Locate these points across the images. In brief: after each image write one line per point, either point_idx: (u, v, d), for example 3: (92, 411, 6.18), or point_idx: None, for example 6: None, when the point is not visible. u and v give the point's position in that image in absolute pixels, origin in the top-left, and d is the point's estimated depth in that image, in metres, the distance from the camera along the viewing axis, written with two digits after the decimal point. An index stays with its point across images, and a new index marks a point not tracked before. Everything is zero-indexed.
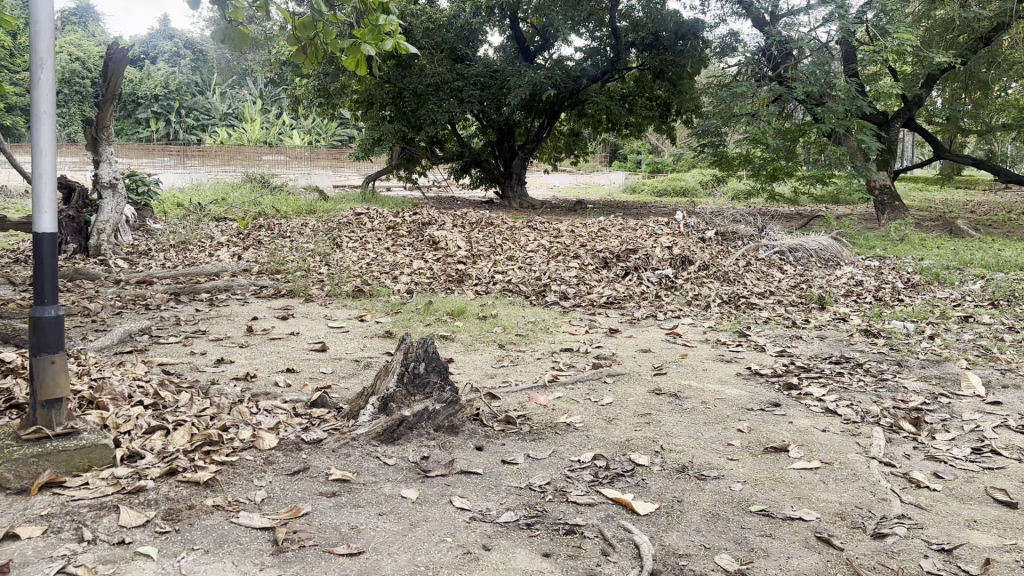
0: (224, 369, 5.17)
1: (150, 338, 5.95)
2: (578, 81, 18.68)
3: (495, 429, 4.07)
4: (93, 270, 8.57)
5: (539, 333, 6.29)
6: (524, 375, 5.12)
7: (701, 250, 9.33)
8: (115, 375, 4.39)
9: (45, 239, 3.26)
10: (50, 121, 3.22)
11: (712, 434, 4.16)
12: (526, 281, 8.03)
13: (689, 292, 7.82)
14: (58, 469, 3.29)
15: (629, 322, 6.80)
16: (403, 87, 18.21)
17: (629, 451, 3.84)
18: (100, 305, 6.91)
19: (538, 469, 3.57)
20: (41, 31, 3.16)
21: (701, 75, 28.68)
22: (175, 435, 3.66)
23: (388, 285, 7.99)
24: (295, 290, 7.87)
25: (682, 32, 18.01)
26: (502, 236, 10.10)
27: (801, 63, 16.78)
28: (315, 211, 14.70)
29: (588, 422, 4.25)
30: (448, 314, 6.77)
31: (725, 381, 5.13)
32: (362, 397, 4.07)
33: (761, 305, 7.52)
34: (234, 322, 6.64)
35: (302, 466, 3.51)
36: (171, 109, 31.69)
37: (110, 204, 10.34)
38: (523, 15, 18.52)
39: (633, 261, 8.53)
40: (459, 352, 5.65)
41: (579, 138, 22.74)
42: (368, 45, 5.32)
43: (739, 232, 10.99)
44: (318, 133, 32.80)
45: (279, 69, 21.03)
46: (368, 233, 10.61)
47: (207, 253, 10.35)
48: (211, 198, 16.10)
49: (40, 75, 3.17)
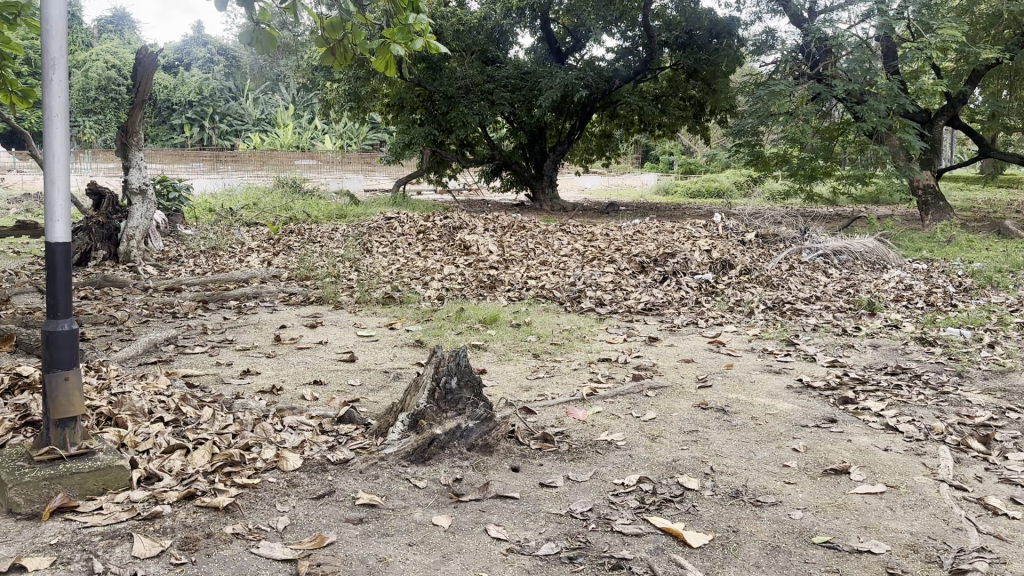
0: (249, 381, 4.99)
1: (175, 348, 5.80)
2: (611, 81, 18.40)
3: (532, 447, 3.82)
4: (122, 277, 8.49)
5: (575, 341, 6.03)
6: (561, 387, 4.86)
7: (742, 254, 9.00)
8: (136, 389, 4.23)
9: (58, 249, 3.08)
10: (64, 124, 3.05)
11: (765, 454, 3.89)
12: (560, 287, 7.78)
13: (730, 298, 7.51)
14: (71, 493, 3.10)
15: (669, 330, 6.51)
16: (433, 90, 18.10)
17: (677, 473, 3.57)
18: (127, 314, 6.79)
19: (580, 493, 3.32)
20: (53, 30, 2.98)
21: (736, 76, 28.23)
22: (195, 454, 3.47)
23: (418, 291, 7.79)
24: (325, 296, 7.71)
25: (717, 30, 17.64)
26: (535, 240, 9.87)
27: (840, 61, 16.34)
28: (346, 215, 14.60)
29: (631, 439, 3.99)
30: (481, 322, 6.54)
31: (774, 395, 4.84)
32: (392, 413, 3.85)
33: (808, 311, 7.19)
34: (262, 330, 6.48)
35: (328, 488, 3.29)
36: (204, 115, 31.94)
37: (139, 210, 10.26)
38: (554, 16, 18.27)
39: (671, 265, 8.24)
40: (492, 363, 5.42)
41: (611, 139, 22.44)
42: (399, 46, 5.13)
43: (780, 234, 10.63)
44: (349, 137, 32.86)
45: (310, 75, 21.02)
46: (398, 238, 10.44)
47: (237, 259, 10.26)
48: (242, 203, 16.07)
49: (52, 77, 2.99)
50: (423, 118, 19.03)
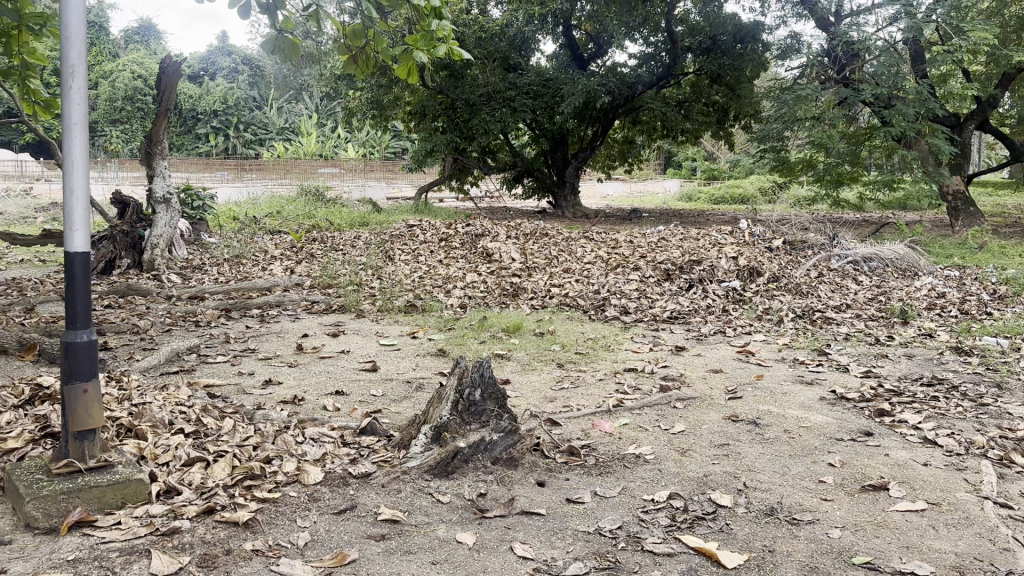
0: (271, 391, 4.93)
1: (197, 358, 5.76)
2: (634, 87, 18.29)
3: (558, 461, 3.72)
4: (146, 286, 8.50)
5: (600, 350, 5.92)
6: (587, 399, 4.75)
7: (769, 261, 8.84)
8: (157, 400, 4.18)
9: (77, 259, 3.03)
10: (84, 132, 3.02)
11: (800, 470, 3.77)
12: (584, 295, 7.67)
13: (758, 306, 7.37)
14: (89, 507, 3.05)
15: (696, 339, 6.38)
16: (455, 97, 18.09)
17: (708, 490, 3.48)
18: (150, 322, 6.79)
19: (608, 510, 3.22)
20: (73, 37, 2.94)
21: (761, 81, 28.00)
22: (215, 467, 3.41)
23: (441, 299, 7.72)
24: (347, 305, 7.66)
25: (741, 35, 17.46)
26: (558, 248, 9.77)
27: (867, 65, 16.10)
28: (368, 223, 14.60)
29: (660, 453, 3.89)
30: (504, 331, 6.45)
31: (807, 407, 4.71)
32: (414, 425, 3.77)
33: (839, 320, 7.03)
34: (284, 339, 6.43)
35: (350, 503, 3.22)
36: (229, 124, 32.22)
37: (163, 218, 10.31)
38: (576, 22, 18.20)
39: (697, 273, 8.11)
40: (515, 373, 5.32)
41: (633, 145, 22.32)
42: (421, 52, 5.08)
43: (807, 240, 10.44)
44: (372, 146, 32.99)
45: (332, 84, 21.10)
46: (420, 245, 10.40)
47: (260, 267, 10.25)
48: (265, 211, 16.14)
49: (71, 84, 2.96)
50: (445, 126, 19.01)
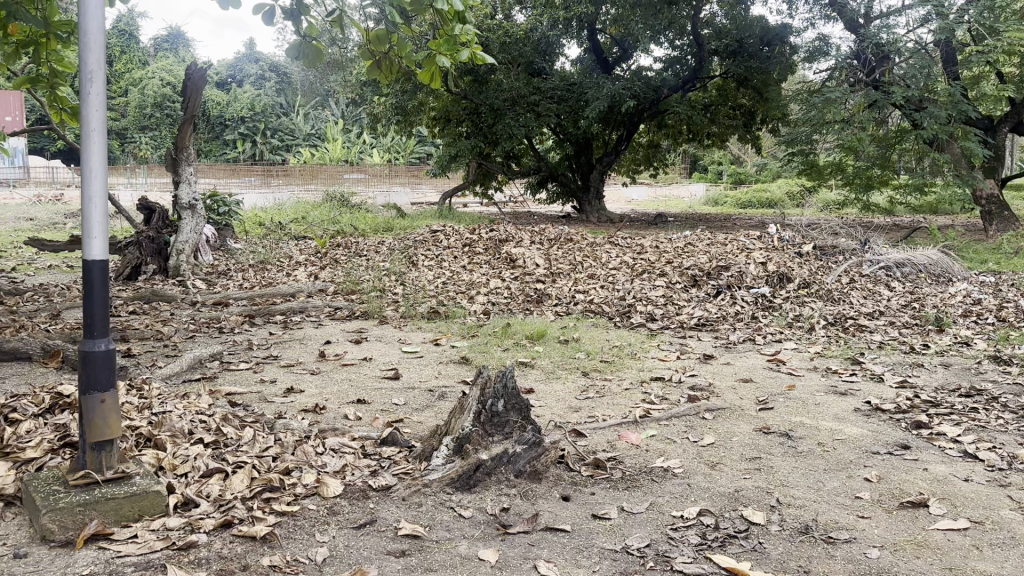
0: (293, 399, 4.88)
1: (220, 365, 5.73)
2: (659, 90, 18.15)
3: (583, 474, 3.61)
4: (171, 292, 8.52)
5: (626, 359, 5.81)
6: (612, 408, 4.64)
7: (798, 267, 8.67)
8: (177, 408, 4.14)
9: (95, 266, 2.98)
10: (102, 138, 2.97)
11: (835, 485, 3.65)
12: (609, 301, 7.55)
13: (788, 313, 7.21)
14: (106, 519, 3.00)
15: (724, 347, 6.24)
16: (480, 102, 18.07)
17: (740, 506, 3.37)
18: (174, 329, 6.78)
19: (636, 527, 3.12)
20: (91, 42, 2.90)
21: (788, 84, 27.67)
22: (234, 478, 3.35)
23: (464, 305, 7.64)
24: (370, 311, 7.62)
25: (768, 37, 17.22)
26: (583, 253, 9.65)
27: (897, 67, 15.83)
28: (393, 228, 14.59)
29: (689, 467, 3.77)
30: (527, 338, 6.35)
31: (841, 419, 4.56)
32: (436, 436, 3.69)
33: (872, 328, 6.86)
34: (307, 346, 6.39)
35: (370, 517, 3.14)
36: (256, 130, 32.50)
37: (189, 224, 10.37)
38: (601, 26, 18.09)
39: (725, 279, 7.96)
40: (540, 381, 5.22)
41: (658, 149, 22.16)
42: (444, 57, 5.02)
43: (838, 246, 10.24)
44: (397, 151, 33.10)
45: (357, 91, 21.16)
46: (444, 251, 10.35)
47: (285, 272, 10.24)
48: (291, 217, 16.20)
49: (89, 90, 2.92)
50: (469, 131, 18.99)
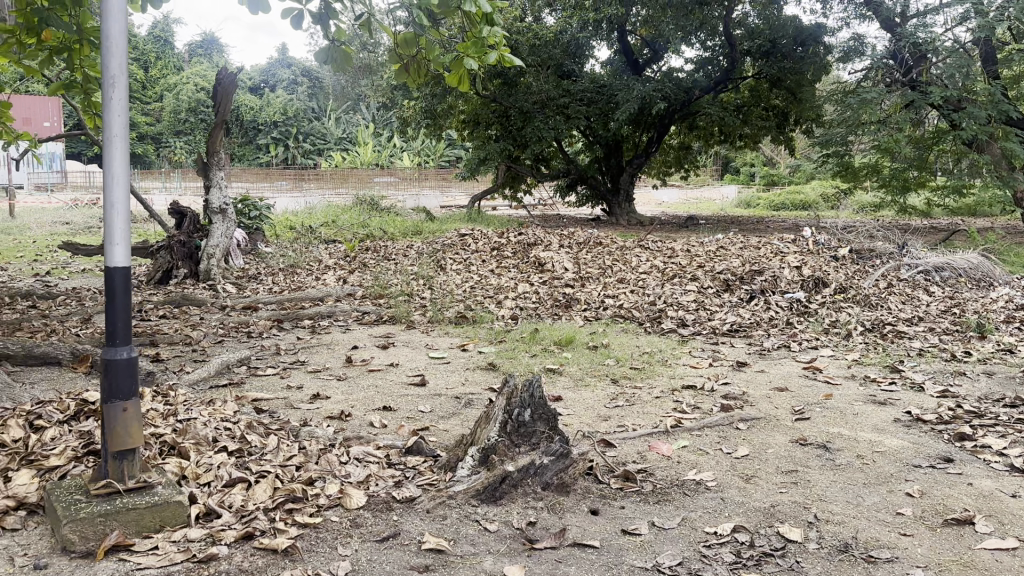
0: (319, 406, 4.84)
1: (247, 370, 5.71)
2: (691, 92, 17.95)
3: (613, 487, 3.51)
4: (201, 296, 8.55)
5: (657, 366, 5.69)
6: (642, 418, 4.53)
7: (834, 271, 8.47)
8: (203, 415, 4.12)
9: (117, 273, 2.95)
10: (124, 144, 2.93)
11: (875, 500, 3.51)
12: (639, 306, 7.42)
13: (824, 318, 7.03)
14: (127, 530, 2.97)
15: (758, 354, 6.09)
16: (509, 105, 18.01)
17: (776, 522, 3.25)
18: (202, 333, 6.79)
19: (667, 544, 3.02)
20: (114, 47, 2.86)
21: (823, 84, 27.27)
22: (257, 488, 3.30)
23: (492, 310, 7.57)
24: (397, 316, 7.57)
25: (802, 37, 16.91)
26: (613, 257, 9.53)
27: (935, 67, 15.47)
28: (422, 232, 14.58)
29: (723, 480, 3.66)
30: (556, 344, 6.25)
31: (880, 430, 4.41)
32: (462, 446, 3.61)
33: (911, 334, 6.66)
34: (334, 351, 6.35)
35: (393, 530, 3.07)
36: (289, 134, 32.79)
37: (220, 228, 10.42)
38: (631, 27, 17.95)
39: (759, 283, 7.80)
40: (568, 389, 5.13)
41: (689, 151, 21.94)
42: (472, 59, 4.96)
43: (875, 249, 10.00)
44: (427, 154, 33.19)
45: (387, 94, 21.20)
46: (472, 255, 10.29)
47: (314, 276, 10.25)
48: (321, 220, 16.27)
49: (112, 95, 2.88)
50: (499, 134, 18.94)
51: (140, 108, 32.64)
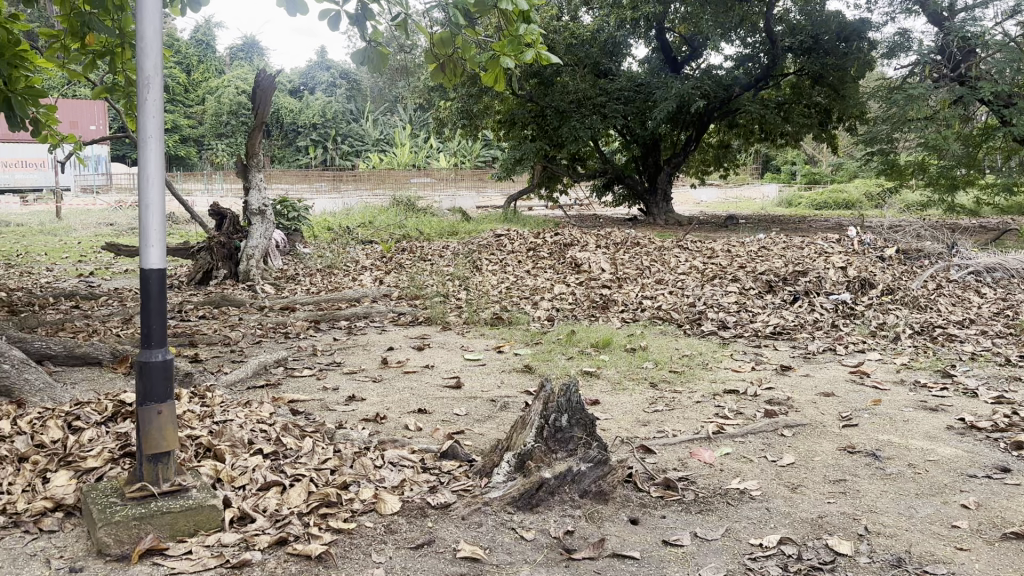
0: (354, 408, 4.80)
1: (284, 371, 5.70)
2: (731, 89, 17.68)
3: (653, 495, 3.41)
4: (240, 297, 8.61)
5: (697, 369, 5.55)
6: (683, 423, 4.41)
7: (880, 272, 8.25)
8: (239, 416, 4.10)
9: (152, 275, 2.93)
10: (160, 145, 2.91)
11: (928, 512, 3.36)
12: (678, 307, 7.28)
13: (871, 321, 6.83)
14: (161, 534, 2.96)
15: (803, 357, 5.93)
16: (545, 105, 17.93)
17: (824, 534, 3.12)
18: (241, 334, 6.82)
19: (711, 556, 2.91)
20: (149, 48, 2.84)
21: (868, 81, 26.71)
22: (291, 492, 3.27)
23: (528, 311, 7.49)
24: (434, 317, 7.53)
25: (845, 33, 16.62)
26: (651, 258, 9.39)
27: (986, 61, 15.01)
28: (458, 232, 14.58)
29: (767, 489, 3.54)
30: (593, 346, 6.14)
31: (931, 438, 4.24)
32: (498, 451, 3.53)
33: (963, 337, 6.43)
34: (370, 353, 6.31)
35: (428, 537, 3.00)
36: (328, 136, 33.12)
37: (259, 230, 10.50)
38: (670, 25, 17.75)
39: (802, 285, 7.61)
40: (606, 392, 5.02)
41: (728, 150, 21.65)
42: (508, 57, 4.89)
43: (922, 249, 9.72)
44: (464, 155, 33.24)
45: (424, 96, 21.25)
46: (508, 255, 10.23)
47: (351, 277, 10.28)
48: (358, 221, 16.35)
49: (147, 96, 2.86)
50: (536, 134, 18.87)
51: (183, 111, 33.21)
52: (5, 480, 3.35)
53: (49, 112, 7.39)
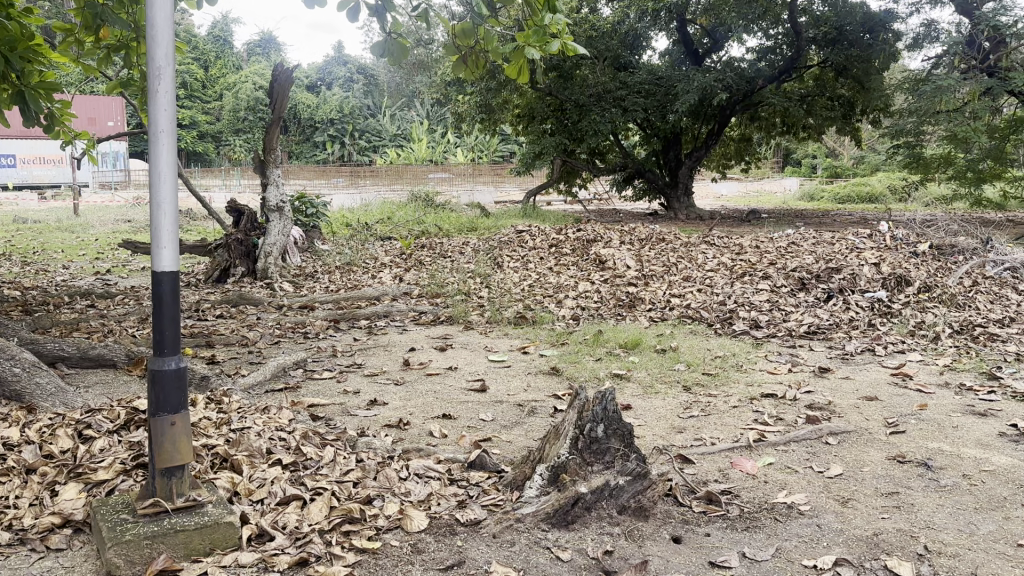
0: (376, 413, 4.62)
1: (303, 373, 5.54)
2: (753, 82, 17.35)
3: (696, 510, 3.21)
4: (258, 295, 8.46)
5: (732, 371, 5.33)
6: (721, 430, 4.19)
7: (915, 268, 7.96)
8: (257, 423, 3.93)
9: (165, 279, 2.76)
10: (172, 139, 2.73)
11: (992, 527, 3.12)
12: (708, 306, 7.04)
13: (910, 320, 6.55)
14: (175, 553, 2.81)
15: (841, 358, 5.69)
16: (564, 99, 17.73)
17: (882, 555, 2.89)
18: (259, 334, 6.67)
19: None
20: (160, 37, 2.66)
21: (893, 72, 26.22)
22: (312, 507, 3.09)
23: (552, 310, 7.29)
24: (455, 316, 7.34)
25: (870, 24, 16.22)
26: (677, 254, 9.14)
27: (1017, 50, 14.58)
28: (477, 228, 14.40)
29: (817, 504, 3.32)
30: (621, 347, 5.94)
31: (984, 445, 3.97)
32: (529, 463, 3.34)
33: (1006, 336, 6.16)
34: (391, 354, 6.13)
35: (457, 558, 2.81)
36: (345, 131, 33.10)
37: (276, 226, 10.36)
38: (691, 17, 17.45)
39: (836, 282, 7.35)
40: (637, 396, 4.82)
41: (750, 143, 21.32)
42: (534, 48, 4.65)
43: (957, 244, 9.37)
44: (481, 150, 33.07)
45: (442, 90, 21.05)
46: (530, 252, 10.04)
47: (370, 275, 10.11)
48: (376, 217, 16.20)
49: (158, 88, 2.68)
50: (555, 128, 18.68)
51: (201, 107, 33.21)
52: (12, 493, 3.22)
53: (63, 108, 7.25)
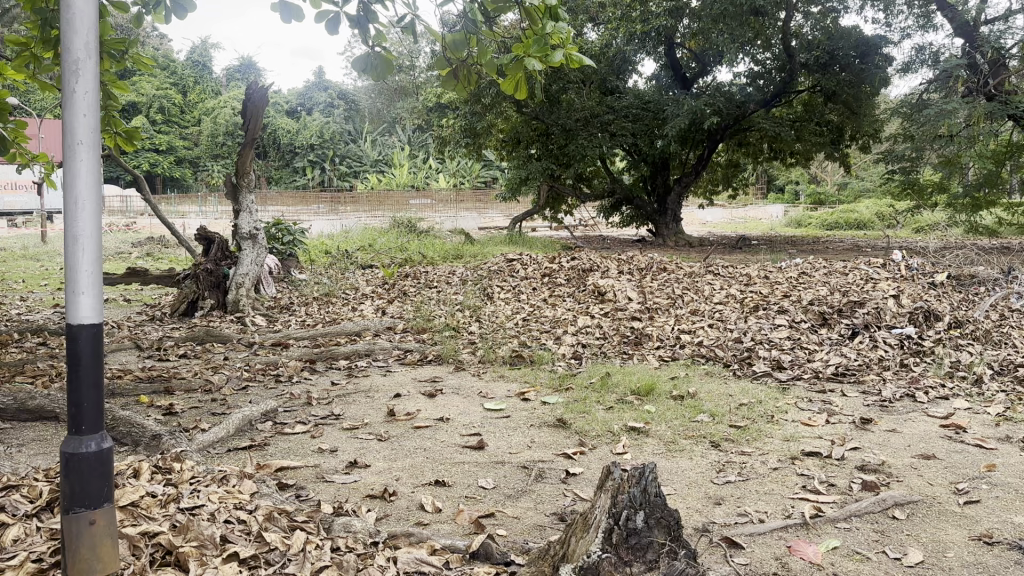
0: (357, 478, 3.93)
1: (273, 427, 4.83)
2: (744, 107, 16.98)
3: None
4: (226, 332, 7.73)
5: (762, 423, 4.69)
6: (766, 502, 3.55)
7: (938, 301, 7.40)
8: (212, 501, 3.20)
9: (84, 332, 2.08)
10: (95, 154, 2.06)
11: None
12: (722, 344, 6.42)
13: (945, 359, 5.96)
14: None
15: (881, 406, 5.08)
16: (551, 123, 17.08)
17: None
18: (225, 378, 5.94)
19: None
20: (79, 21, 2.01)
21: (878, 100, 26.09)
22: None
23: (551, 348, 6.64)
24: (444, 355, 6.67)
25: (862, 49, 15.90)
26: (682, 285, 8.54)
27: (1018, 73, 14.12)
28: (462, 256, 13.76)
29: None
30: (634, 393, 5.28)
31: None
32: (550, 557, 2.68)
33: None
34: (374, 401, 5.43)
35: None
36: (326, 157, 32.56)
37: (249, 255, 9.62)
38: (678, 40, 17.10)
39: (860, 317, 6.77)
40: (659, 456, 4.16)
41: (738, 168, 20.96)
42: (533, 59, 3.93)
43: (977, 275, 8.79)
44: (464, 175, 32.55)
45: (423, 116, 20.54)
46: (522, 282, 9.42)
47: (351, 306, 9.45)
48: (357, 244, 15.53)
49: (75, 86, 2.01)
50: (540, 153, 18.21)
51: (178, 132, 32.50)
52: None
53: (18, 128, 6.46)
